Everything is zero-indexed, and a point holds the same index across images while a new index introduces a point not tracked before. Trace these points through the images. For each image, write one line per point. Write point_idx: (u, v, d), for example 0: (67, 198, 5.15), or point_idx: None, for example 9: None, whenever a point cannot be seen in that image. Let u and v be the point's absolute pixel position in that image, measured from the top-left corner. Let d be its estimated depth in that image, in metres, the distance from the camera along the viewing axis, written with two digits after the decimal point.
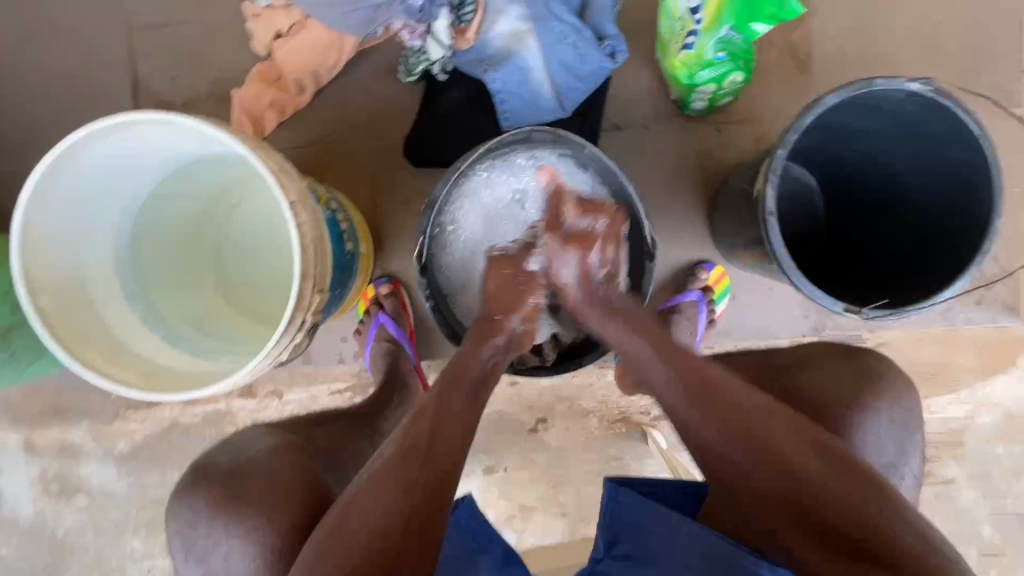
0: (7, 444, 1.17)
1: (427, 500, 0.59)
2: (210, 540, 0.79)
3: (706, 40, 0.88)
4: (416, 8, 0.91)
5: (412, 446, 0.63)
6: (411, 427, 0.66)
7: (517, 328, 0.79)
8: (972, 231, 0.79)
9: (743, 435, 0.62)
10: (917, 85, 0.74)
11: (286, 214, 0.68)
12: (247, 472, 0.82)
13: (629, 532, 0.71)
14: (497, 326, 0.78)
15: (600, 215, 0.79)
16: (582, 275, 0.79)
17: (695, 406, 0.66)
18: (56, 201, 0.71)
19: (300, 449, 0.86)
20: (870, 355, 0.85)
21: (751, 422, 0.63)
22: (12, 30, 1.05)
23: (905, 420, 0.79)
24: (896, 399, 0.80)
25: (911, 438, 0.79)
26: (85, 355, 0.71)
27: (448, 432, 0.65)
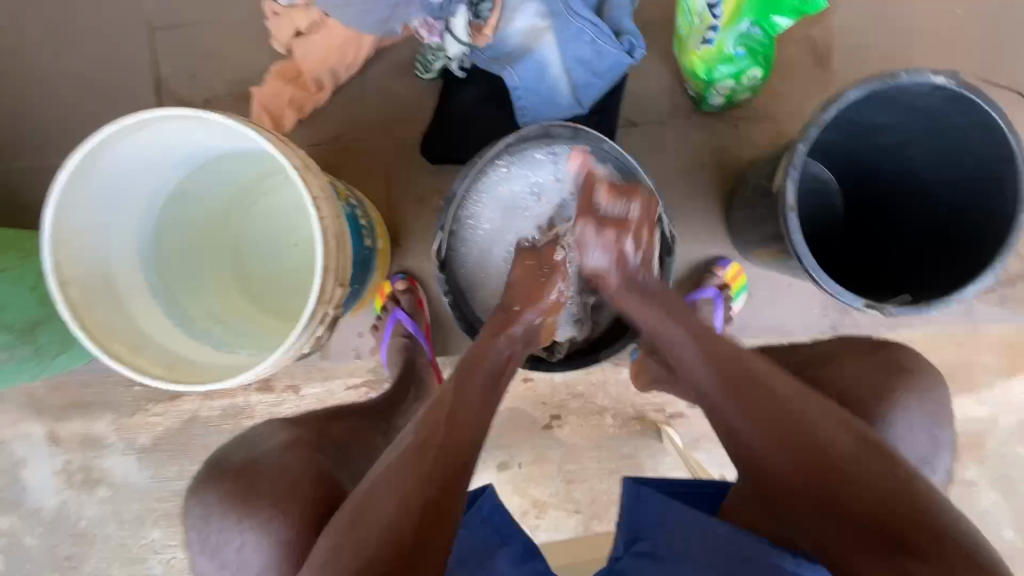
0: (32, 436, 1.20)
1: (437, 498, 0.59)
2: (225, 534, 0.79)
3: (726, 35, 0.90)
4: (435, 5, 0.91)
5: (426, 441, 0.63)
6: (428, 421, 0.66)
7: (533, 320, 0.79)
8: (996, 225, 0.78)
9: (777, 427, 0.62)
10: (944, 79, 0.73)
11: (308, 208, 0.69)
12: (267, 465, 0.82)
13: (647, 531, 0.73)
14: (514, 316, 0.78)
15: (634, 198, 0.76)
16: (616, 265, 0.78)
17: (728, 393, 0.66)
18: (85, 196, 0.72)
19: (310, 444, 0.86)
20: (900, 349, 0.83)
21: (787, 410, 0.62)
22: (38, 30, 1.07)
23: (935, 415, 0.78)
24: (927, 394, 0.78)
25: (942, 433, 0.78)
26: (111, 347, 0.72)
27: (461, 427, 0.65)
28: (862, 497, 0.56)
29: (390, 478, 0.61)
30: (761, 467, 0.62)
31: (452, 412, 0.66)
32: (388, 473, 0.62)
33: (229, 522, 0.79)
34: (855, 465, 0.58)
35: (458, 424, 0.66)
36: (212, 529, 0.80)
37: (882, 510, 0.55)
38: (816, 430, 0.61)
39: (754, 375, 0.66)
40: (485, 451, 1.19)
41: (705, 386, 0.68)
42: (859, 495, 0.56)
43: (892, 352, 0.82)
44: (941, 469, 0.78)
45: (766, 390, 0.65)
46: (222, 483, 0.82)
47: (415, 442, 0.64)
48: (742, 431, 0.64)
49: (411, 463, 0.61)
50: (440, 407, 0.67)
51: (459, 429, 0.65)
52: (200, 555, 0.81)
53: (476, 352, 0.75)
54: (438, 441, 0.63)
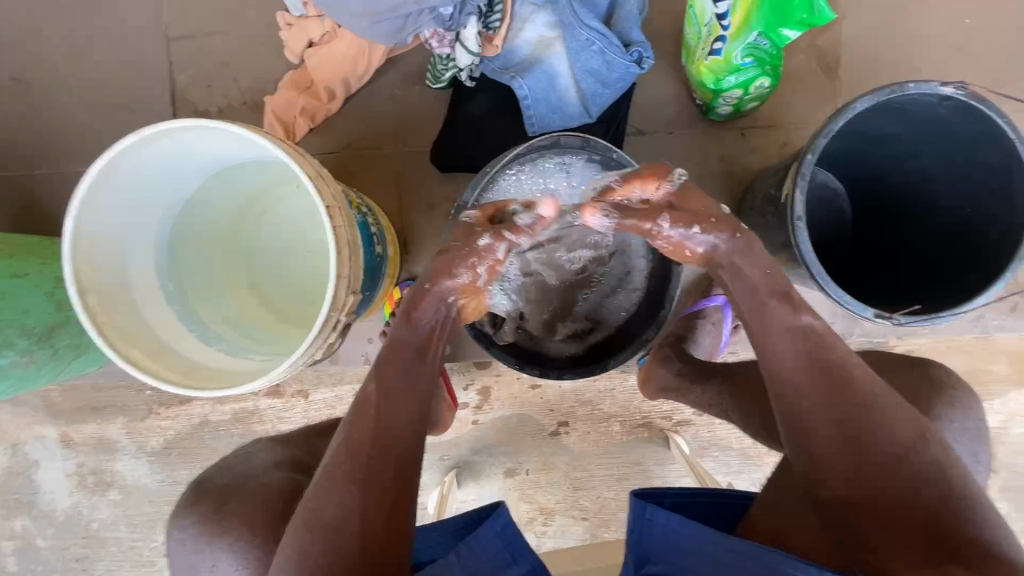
0: (46, 438, 1.22)
1: (388, 492, 0.64)
2: (231, 543, 0.79)
3: (734, 46, 0.88)
4: (446, 16, 0.92)
5: (356, 450, 0.66)
6: (357, 417, 0.68)
7: (451, 299, 0.75)
8: (1005, 238, 0.78)
9: (848, 418, 0.62)
10: (951, 90, 0.74)
11: (323, 217, 0.70)
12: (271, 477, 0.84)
13: (659, 550, 0.70)
14: (426, 294, 0.74)
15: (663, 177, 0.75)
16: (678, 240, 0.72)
17: (817, 380, 0.64)
18: (105, 205, 0.74)
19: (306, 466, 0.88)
20: (940, 368, 0.82)
21: (867, 405, 0.62)
22: (57, 41, 1.09)
23: (977, 429, 0.79)
24: (972, 412, 0.79)
25: (982, 448, 0.79)
26: (129, 353, 0.74)
27: (389, 424, 0.68)
28: (923, 498, 0.58)
29: (333, 484, 0.64)
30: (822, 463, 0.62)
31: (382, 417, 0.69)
32: (330, 475, 0.66)
33: (237, 530, 0.80)
34: (915, 467, 0.59)
35: (385, 421, 0.68)
36: (187, 551, 0.82)
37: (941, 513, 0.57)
38: (895, 427, 0.61)
39: (847, 372, 0.65)
40: (492, 457, 1.19)
41: (794, 373, 0.66)
42: (915, 497, 0.58)
43: (929, 367, 0.82)
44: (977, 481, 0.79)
45: (858, 386, 0.64)
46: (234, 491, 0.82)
47: (345, 443, 0.67)
48: (809, 421, 0.64)
49: (349, 466, 0.65)
50: (366, 405, 0.69)
51: (391, 433, 0.68)
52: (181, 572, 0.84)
53: (394, 341, 0.73)
54: (368, 443, 0.66)
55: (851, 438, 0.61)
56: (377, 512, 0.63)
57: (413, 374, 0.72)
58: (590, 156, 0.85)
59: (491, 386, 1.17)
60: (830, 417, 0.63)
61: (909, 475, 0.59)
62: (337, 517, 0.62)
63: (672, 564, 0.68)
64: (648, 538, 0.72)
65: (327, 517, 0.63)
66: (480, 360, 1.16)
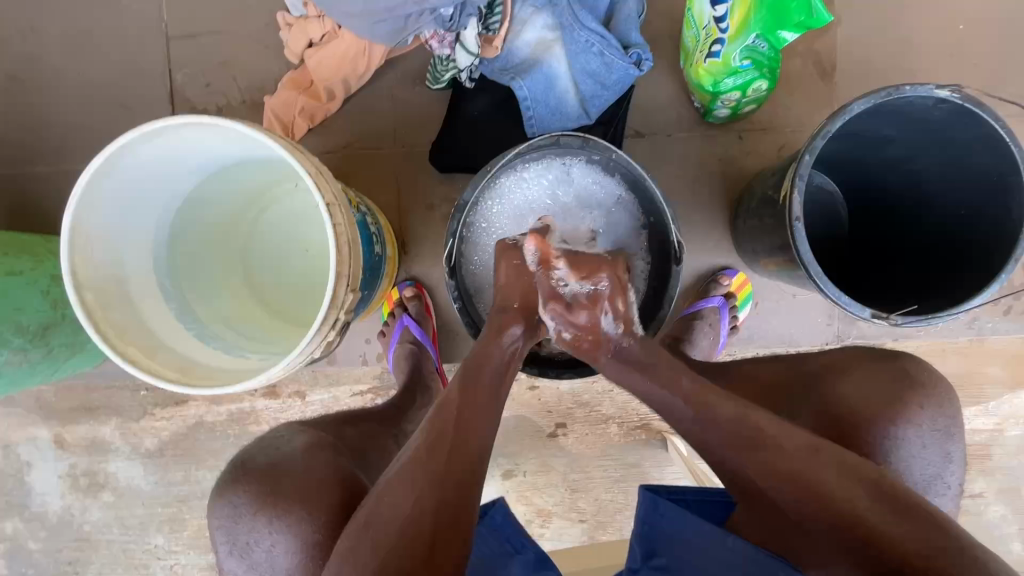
0: (39, 439, 1.20)
1: (454, 496, 0.61)
2: (251, 535, 0.79)
3: (732, 49, 0.88)
4: (446, 17, 0.91)
5: (439, 441, 0.65)
6: (438, 418, 0.67)
7: (535, 316, 0.78)
8: (998, 238, 0.79)
9: (781, 467, 0.63)
10: (947, 92, 0.75)
11: (322, 214, 0.70)
12: (314, 459, 0.82)
13: (668, 547, 0.75)
14: (516, 317, 0.77)
15: (601, 275, 0.75)
16: (595, 335, 0.76)
17: (729, 434, 0.67)
18: (103, 203, 0.73)
19: (334, 446, 0.85)
20: (916, 364, 0.81)
21: (780, 450, 0.64)
22: (55, 39, 1.09)
23: (946, 428, 0.77)
24: (940, 410, 0.77)
25: (954, 445, 0.78)
26: (125, 349, 0.74)
27: (468, 429, 0.66)
28: (860, 519, 0.58)
29: (406, 482, 0.62)
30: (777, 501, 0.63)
31: (466, 411, 0.68)
32: (405, 473, 0.63)
33: (251, 526, 0.79)
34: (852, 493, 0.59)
35: (466, 425, 0.67)
36: (240, 530, 0.80)
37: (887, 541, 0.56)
38: (814, 459, 0.63)
39: (756, 411, 0.68)
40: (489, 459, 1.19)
41: (710, 429, 0.69)
42: (850, 514, 0.58)
43: (907, 364, 0.81)
44: (953, 479, 0.77)
45: (768, 427, 0.66)
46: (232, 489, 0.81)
47: (422, 442, 0.65)
48: (742, 474, 0.65)
49: (424, 464, 0.63)
50: (448, 405, 0.68)
51: (470, 432, 0.66)
52: (228, 556, 0.81)
53: (479, 355, 0.74)
54: (446, 440, 0.65)
55: (781, 482, 0.62)
56: (448, 512, 0.60)
57: (494, 389, 0.72)
58: (590, 155, 0.84)
59: None
60: (760, 455, 0.64)
61: (834, 497, 0.60)
62: (398, 516, 0.60)
63: (679, 560, 0.72)
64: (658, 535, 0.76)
65: (392, 521, 0.60)
66: None
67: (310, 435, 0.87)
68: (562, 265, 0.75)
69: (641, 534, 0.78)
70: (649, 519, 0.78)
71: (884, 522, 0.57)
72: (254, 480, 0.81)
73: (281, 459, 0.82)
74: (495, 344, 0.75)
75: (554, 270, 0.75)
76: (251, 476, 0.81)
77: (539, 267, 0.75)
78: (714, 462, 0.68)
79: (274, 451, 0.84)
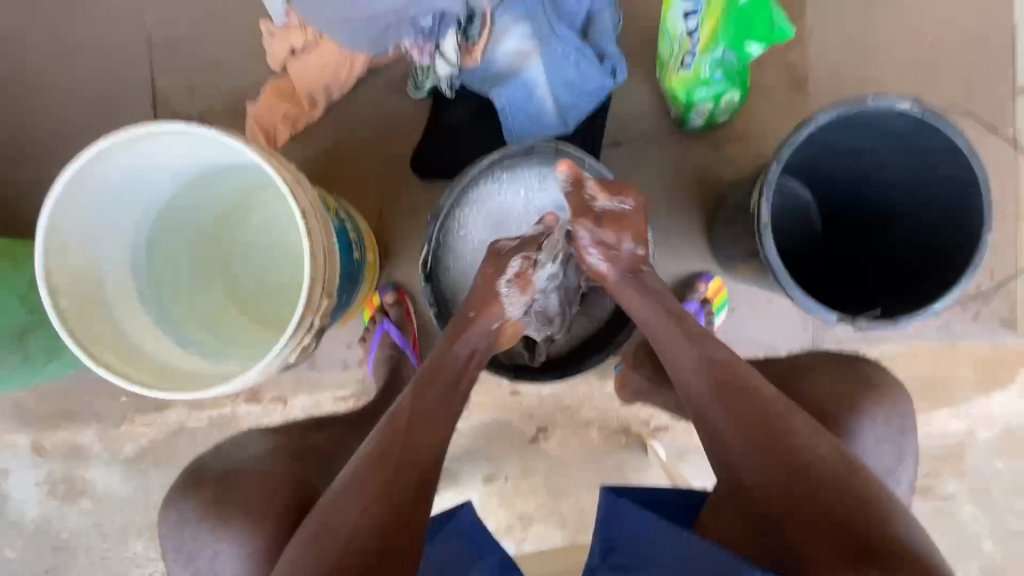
0: (16, 446, 1.19)
1: (403, 502, 0.63)
2: (196, 542, 0.81)
3: (702, 60, 0.91)
4: (426, 27, 0.95)
5: (387, 448, 0.67)
6: (388, 431, 0.69)
7: (494, 324, 0.80)
8: (963, 243, 0.81)
9: (765, 438, 0.66)
10: (909, 105, 0.77)
11: (297, 221, 0.70)
12: (270, 464, 0.85)
13: (625, 544, 0.75)
14: (471, 323, 0.79)
15: (627, 194, 0.81)
16: (629, 258, 0.82)
17: (718, 396, 0.70)
18: (79, 209, 0.74)
19: (292, 453, 0.88)
20: (872, 367, 0.84)
21: (761, 425, 0.67)
22: (37, 44, 1.09)
23: (900, 426, 0.80)
24: (893, 406, 0.81)
25: (909, 443, 0.81)
26: (101, 355, 0.74)
27: (418, 434, 0.69)
28: (831, 492, 0.61)
29: (355, 485, 0.65)
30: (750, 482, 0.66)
31: (417, 416, 0.70)
32: (355, 476, 0.66)
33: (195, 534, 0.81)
34: (833, 472, 0.62)
35: (416, 437, 0.69)
36: (186, 538, 0.82)
37: (844, 512, 0.59)
38: (797, 439, 0.65)
39: (749, 385, 0.71)
40: (472, 464, 1.20)
41: (700, 394, 0.72)
42: (826, 494, 0.61)
43: (860, 367, 0.84)
44: (906, 477, 0.81)
45: (758, 400, 0.69)
46: (195, 492, 0.83)
47: (370, 455, 0.67)
48: (727, 451, 0.68)
49: (373, 474, 0.65)
50: (400, 415, 0.70)
51: (419, 440, 0.68)
52: (175, 563, 0.83)
53: (436, 361, 0.76)
54: (395, 451, 0.67)
55: (755, 458, 0.65)
56: (400, 522, 0.62)
57: (449, 397, 0.74)
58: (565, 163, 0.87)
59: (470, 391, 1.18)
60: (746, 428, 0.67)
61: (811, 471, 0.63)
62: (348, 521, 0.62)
63: (635, 557, 0.72)
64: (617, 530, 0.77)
65: (342, 528, 0.62)
66: None
67: (266, 442, 0.90)
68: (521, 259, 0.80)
69: (601, 533, 0.79)
70: (609, 517, 0.79)
71: (842, 513, 0.59)
72: (208, 485, 0.84)
73: (235, 466, 0.85)
74: (448, 353, 0.78)
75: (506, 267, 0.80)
76: (204, 482, 0.84)
77: (495, 270, 0.80)
78: (702, 425, 0.72)
79: (227, 459, 0.88)
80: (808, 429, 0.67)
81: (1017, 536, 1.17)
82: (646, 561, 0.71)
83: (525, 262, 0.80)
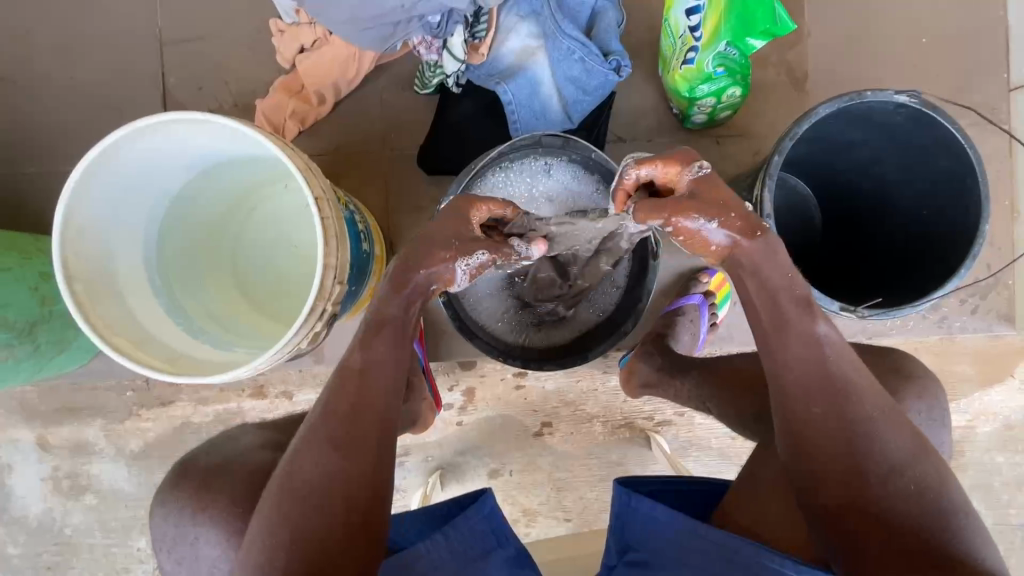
0: (21, 442, 1.20)
1: (364, 464, 0.65)
2: (179, 529, 0.82)
3: (706, 55, 0.93)
4: (434, 24, 0.96)
5: (344, 408, 0.67)
6: (337, 389, 0.68)
7: (432, 287, 0.72)
8: (963, 233, 0.83)
9: (845, 433, 0.63)
10: (906, 98, 0.79)
11: (311, 208, 0.72)
12: (254, 457, 0.85)
13: (641, 541, 0.75)
14: (412, 271, 0.71)
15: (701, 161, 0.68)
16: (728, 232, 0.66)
17: (812, 381, 0.64)
18: (94, 197, 0.75)
19: (276, 446, 0.88)
20: (907, 359, 0.86)
21: (848, 429, 0.63)
22: (47, 43, 1.11)
23: (940, 418, 0.82)
24: (933, 399, 0.82)
25: (946, 435, 0.83)
26: (117, 342, 0.75)
27: (371, 394, 0.68)
28: (899, 496, 0.61)
29: (317, 445, 0.65)
30: (820, 472, 0.63)
31: (366, 374, 0.69)
32: (315, 434, 0.66)
33: (182, 523, 0.82)
34: (904, 478, 0.61)
35: (366, 395, 0.68)
36: (169, 527, 0.83)
37: (903, 517, 0.60)
38: (877, 440, 0.62)
39: (852, 384, 0.64)
40: (476, 459, 1.20)
41: (799, 377, 0.65)
42: (893, 498, 0.61)
43: (888, 357, 0.85)
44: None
45: (859, 403, 0.63)
46: (189, 482, 0.84)
47: (324, 413, 0.67)
48: (810, 427, 0.64)
49: (331, 431, 0.66)
50: (347, 372, 0.68)
51: (373, 401, 0.68)
52: (164, 551, 0.85)
53: (376, 318, 0.71)
54: (346, 411, 0.67)
55: (826, 463, 0.63)
56: (361, 487, 0.64)
57: (399, 349, 0.71)
58: (570, 155, 0.89)
59: (476, 387, 1.19)
60: (830, 418, 0.63)
61: (886, 473, 0.61)
62: (314, 480, 0.64)
63: (653, 553, 0.73)
64: (630, 526, 0.77)
65: (303, 486, 0.64)
66: (464, 360, 1.17)
67: (256, 436, 0.91)
68: (484, 253, 0.72)
69: (616, 529, 0.79)
70: (622, 514, 0.78)
71: (902, 529, 0.59)
72: (192, 477, 0.85)
73: (228, 457, 0.86)
74: (392, 302, 0.71)
75: (468, 258, 0.71)
76: (185, 481, 0.85)
77: (459, 251, 0.71)
78: (784, 403, 0.66)
79: (219, 450, 0.89)
80: (903, 438, 0.63)
81: (1017, 530, 1.18)
82: (665, 557, 0.72)
83: (490, 257, 0.73)
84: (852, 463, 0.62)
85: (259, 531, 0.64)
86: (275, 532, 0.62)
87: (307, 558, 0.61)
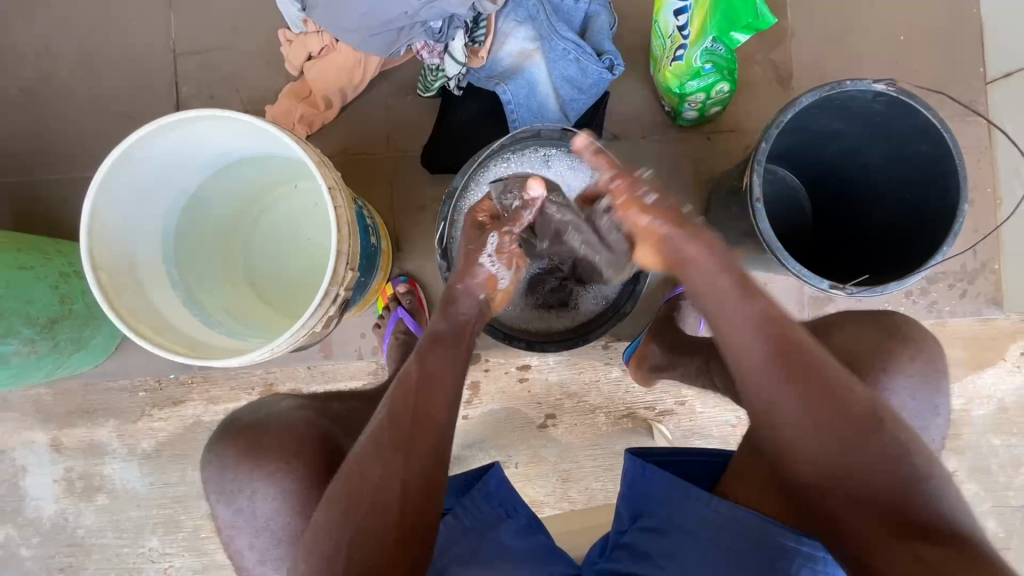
0: (36, 443, 1.22)
1: (421, 473, 0.67)
2: (234, 484, 0.86)
3: (693, 51, 0.97)
4: (436, 30, 1.02)
5: (403, 417, 0.69)
6: (397, 398, 0.71)
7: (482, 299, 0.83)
8: (943, 214, 0.87)
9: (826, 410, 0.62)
10: (883, 86, 0.84)
11: (326, 197, 0.76)
12: (286, 423, 0.90)
13: (656, 507, 0.76)
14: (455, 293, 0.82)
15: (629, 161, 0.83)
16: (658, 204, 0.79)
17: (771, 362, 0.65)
18: (116, 193, 0.78)
19: (317, 407, 0.94)
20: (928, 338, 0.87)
21: (824, 405, 0.62)
22: (65, 56, 1.16)
23: (936, 381, 0.84)
24: (931, 363, 0.84)
25: (942, 398, 0.85)
26: (139, 327, 0.78)
27: (429, 405, 0.70)
28: (887, 470, 0.59)
29: (376, 452, 0.67)
30: (796, 456, 0.62)
31: (425, 386, 0.71)
32: (374, 442, 0.68)
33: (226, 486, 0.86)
34: (887, 452, 0.59)
35: (426, 404, 0.71)
36: (223, 480, 0.87)
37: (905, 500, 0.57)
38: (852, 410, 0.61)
39: (804, 354, 0.65)
40: (482, 452, 1.23)
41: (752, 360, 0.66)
42: (882, 475, 0.59)
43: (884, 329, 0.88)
44: (936, 430, 0.85)
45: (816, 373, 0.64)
46: (208, 469, 0.88)
47: (387, 418, 0.69)
48: (771, 405, 0.64)
49: (389, 435, 0.68)
50: (407, 382, 0.72)
51: (429, 412, 0.70)
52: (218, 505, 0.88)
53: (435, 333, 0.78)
54: (408, 418, 0.69)
55: (807, 446, 0.61)
56: (416, 491, 0.66)
57: (452, 361, 0.75)
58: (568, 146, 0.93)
59: (480, 380, 1.21)
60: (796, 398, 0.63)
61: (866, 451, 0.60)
62: (370, 483, 0.66)
63: (664, 519, 0.74)
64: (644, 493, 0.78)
65: (366, 490, 0.66)
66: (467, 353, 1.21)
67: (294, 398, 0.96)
68: (496, 235, 0.84)
69: (628, 496, 0.80)
70: (637, 482, 0.78)
71: (899, 509, 0.57)
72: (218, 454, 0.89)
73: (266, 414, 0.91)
74: (441, 321, 0.80)
75: (486, 246, 0.83)
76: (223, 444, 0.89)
77: (476, 250, 0.83)
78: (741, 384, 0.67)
79: (259, 411, 0.93)
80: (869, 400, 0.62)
81: (1018, 511, 1.20)
82: (678, 525, 0.73)
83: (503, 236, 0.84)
84: (836, 442, 0.60)
85: (319, 527, 0.67)
86: (335, 528, 0.65)
87: (362, 558, 0.63)
